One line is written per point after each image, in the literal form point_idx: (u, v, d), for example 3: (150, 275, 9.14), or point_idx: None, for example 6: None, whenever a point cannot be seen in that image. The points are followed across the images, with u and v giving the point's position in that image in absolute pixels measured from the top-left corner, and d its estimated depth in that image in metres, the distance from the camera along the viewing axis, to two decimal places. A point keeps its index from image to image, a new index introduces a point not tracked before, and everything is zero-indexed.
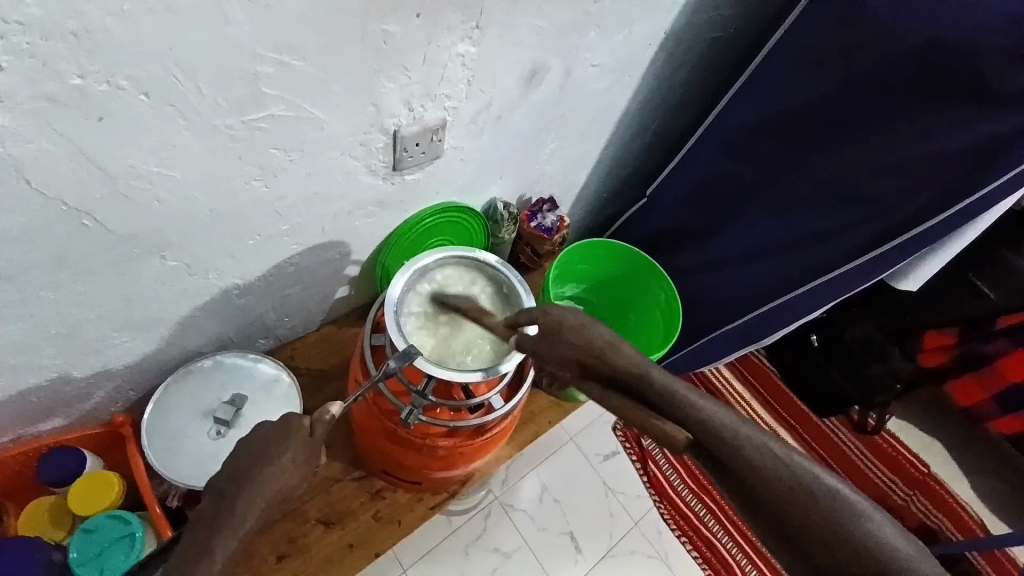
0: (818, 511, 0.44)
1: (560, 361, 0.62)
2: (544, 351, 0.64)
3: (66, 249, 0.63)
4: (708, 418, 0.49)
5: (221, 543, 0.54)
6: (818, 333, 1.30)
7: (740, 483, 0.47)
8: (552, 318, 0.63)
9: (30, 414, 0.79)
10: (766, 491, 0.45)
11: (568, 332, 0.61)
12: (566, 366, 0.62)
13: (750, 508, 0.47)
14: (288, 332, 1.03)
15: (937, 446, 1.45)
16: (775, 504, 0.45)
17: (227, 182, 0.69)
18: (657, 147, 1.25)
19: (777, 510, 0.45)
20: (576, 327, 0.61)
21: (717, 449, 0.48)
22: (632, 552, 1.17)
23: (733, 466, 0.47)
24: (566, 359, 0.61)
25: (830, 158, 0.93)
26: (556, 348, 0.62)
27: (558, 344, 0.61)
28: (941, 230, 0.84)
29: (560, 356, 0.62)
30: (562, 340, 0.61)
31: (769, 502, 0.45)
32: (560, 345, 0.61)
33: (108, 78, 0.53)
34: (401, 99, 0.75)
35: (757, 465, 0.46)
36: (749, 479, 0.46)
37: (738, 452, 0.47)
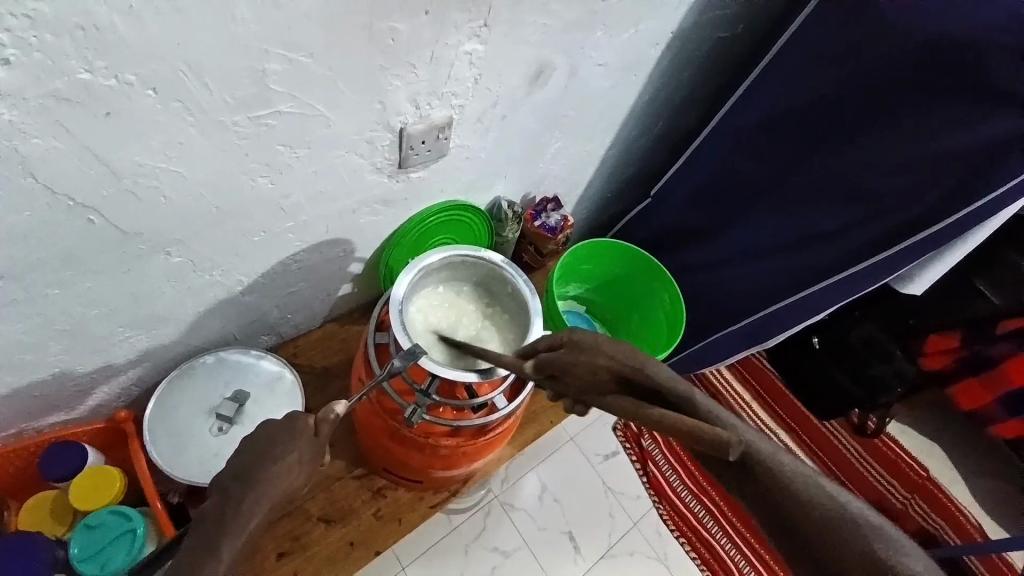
0: (846, 526, 0.40)
1: (587, 376, 0.58)
2: (572, 364, 0.60)
3: (72, 246, 0.63)
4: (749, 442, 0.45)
5: (227, 545, 0.53)
6: (820, 335, 1.30)
7: (784, 509, 0.43)
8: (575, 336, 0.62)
9: (33, 410, 0.79)
10: (811, 517, 0.41)
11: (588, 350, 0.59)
12: (597, 382, 0.57)
13: (782, 526, 0.43)
14: (291, 329, 1.02)
15: (938, 449, 1.45)
16: (800, 516, 0.42)
17: (233, 179, 0.69)
18: (661, 147, 1.25)
19: (811, 536, 0.41)
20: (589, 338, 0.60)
21: (760, 472, 0.44)
22: (633, 553, 1.17)
23: (774, 486, 0.43)
24: (593, 372, 0.57)
25: (836, 161, 0.93)
26: (584, 359, 0.58)
27: (581, 355, 0.59)
28: (947, 235, 0.84)
29: (587, 369, 0.58)
30: (590, 350, 0.58)
31: (813, 529, 0.41)
32: (587, 356, 0.59)
33: (116, 74, 0.52)
34: (408, 97, 0.75)
35: (805, 493, 0.42)
36: (793, 504, 0.42)
37: (769, 465, 0.44)
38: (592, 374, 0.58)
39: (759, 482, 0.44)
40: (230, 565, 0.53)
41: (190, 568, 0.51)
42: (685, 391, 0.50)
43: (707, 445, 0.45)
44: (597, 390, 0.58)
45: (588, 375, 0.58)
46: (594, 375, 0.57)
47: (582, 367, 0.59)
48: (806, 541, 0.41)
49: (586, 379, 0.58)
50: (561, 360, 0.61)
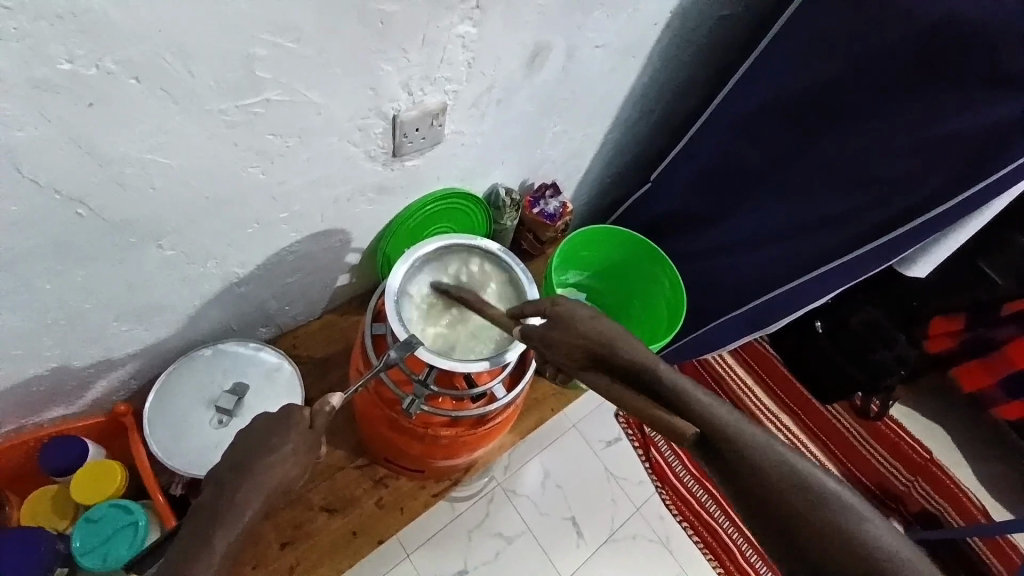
0: (815, 511, 0.44)
1: (564, 353, 0.64)
2: (549, 340, 0.65)
3: (63, 239, 0.62)
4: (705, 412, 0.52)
5: (220, 537, 0.54)
6: (822, 319, 1.29)
7: (740, 479, 0.48)
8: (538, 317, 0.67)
9: (32, 403, 0.79)
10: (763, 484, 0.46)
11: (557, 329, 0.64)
12: (574, 358, 0.63)
13: (746, 506, 0.47)
14: (289, 320, 1.02)
15: (941, 432, 1.44)
16: (765, 497, 0.46)
17: (223, 169, 0.68)
18: (662, 131, 1.23)
19: (782, 519, 0.45)
20: (562, 319, 0.64)
21: (715, 444, 0.50)
22: (635, 537, 1.18)
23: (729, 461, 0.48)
24: (570, 351, 0.63)
25: (838, 143, 0.91)
26: (562, 340, 0.64)
27: (562, 335, 0.64)
28: (953, 216, 0.82)
29: (563, 348, 0.64)
30: (568, 329, 0.63)
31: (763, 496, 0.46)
32: (565, 336, 0.64)
33: (97, 62, 0.51)
34: (401, 82, 0.74)
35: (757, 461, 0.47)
36: (750, 478, 0.47)
37: (741, 449, 0.48)
38: (570, 352, 0.63)
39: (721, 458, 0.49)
40: (223, 558, 0.54)
41: (184, 561, 0.52)
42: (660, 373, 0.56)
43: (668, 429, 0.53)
44: (576, 366, 0.63)
45: (565, 354, 0.64)
46: (572, 353, 0.63)
47: (563, 347, 0.64)
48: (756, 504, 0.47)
49: (563, 356, 0.64)
50: (540, 334, 0.66)
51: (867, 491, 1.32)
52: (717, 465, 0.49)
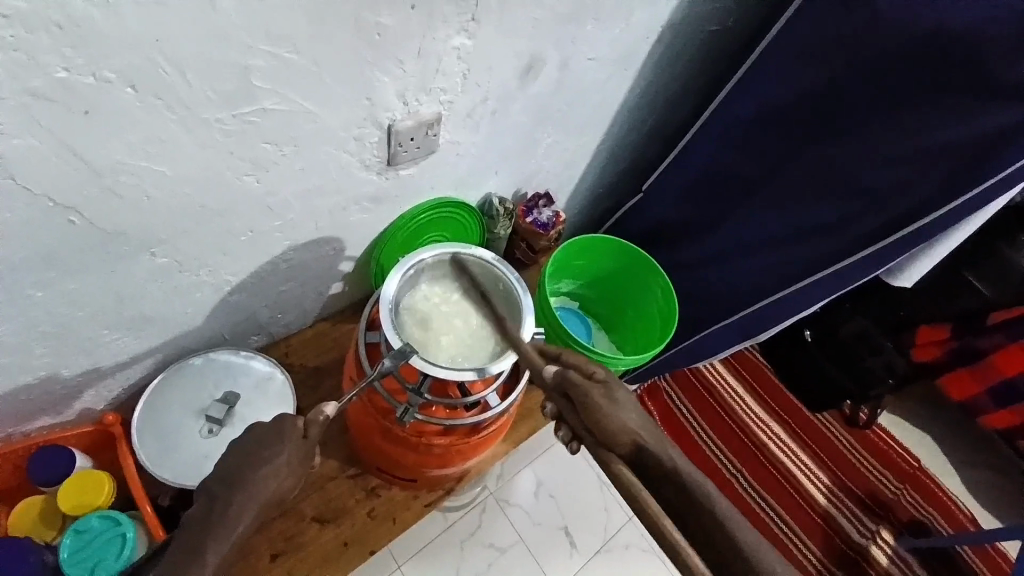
0: None
1: (603, 431, 0.60)
2: (594, 412, 0.61)
3: (54, 247, 0.62)
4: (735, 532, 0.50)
5: (212, 550, 0.53)
6: (811, 328, 1.31)
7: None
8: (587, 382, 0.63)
9: (19, 414, 0.78)
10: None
11: (604, 406, 0.62)
12: (610, 439, 0.60)
13: None
14: (282, 329, 1.02)
15: (929, 440, 1.46)
16: None
17: (218, 177, 0.68)
18: (653, 142, 1.24)
19: None
20: (613, 398, 0.62)
21: (738, 568, 0.49)
22: (628, 546, 1.17)
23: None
24: (611, 430, 0.60)
25: (827, 154, 0.93)
26: (609, 417, 0.61)
27: (610, 415, 0.61)
28: (938, 227, 0.84)
29: (602, 427, 0.61)
30: (618, 414, 0.61)
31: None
32: (613, 416, 0.61)
33: (94, 71, 0.51)
34: (397, 92, 0.74)
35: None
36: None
37: None
38: (609, 432, 0.60)
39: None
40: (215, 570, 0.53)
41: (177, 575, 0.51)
42: (698, 483, 0.53)
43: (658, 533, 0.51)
44: (609, 447, 0.60)
45: (604, 431, 0.60)
46: (613, 436, 0.60)
47: (605, 425, 0.61)
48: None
49: (602, 432, 0.60)
50: (586, 396, 0.62)
51: (858, 499, 1.33)
52: None
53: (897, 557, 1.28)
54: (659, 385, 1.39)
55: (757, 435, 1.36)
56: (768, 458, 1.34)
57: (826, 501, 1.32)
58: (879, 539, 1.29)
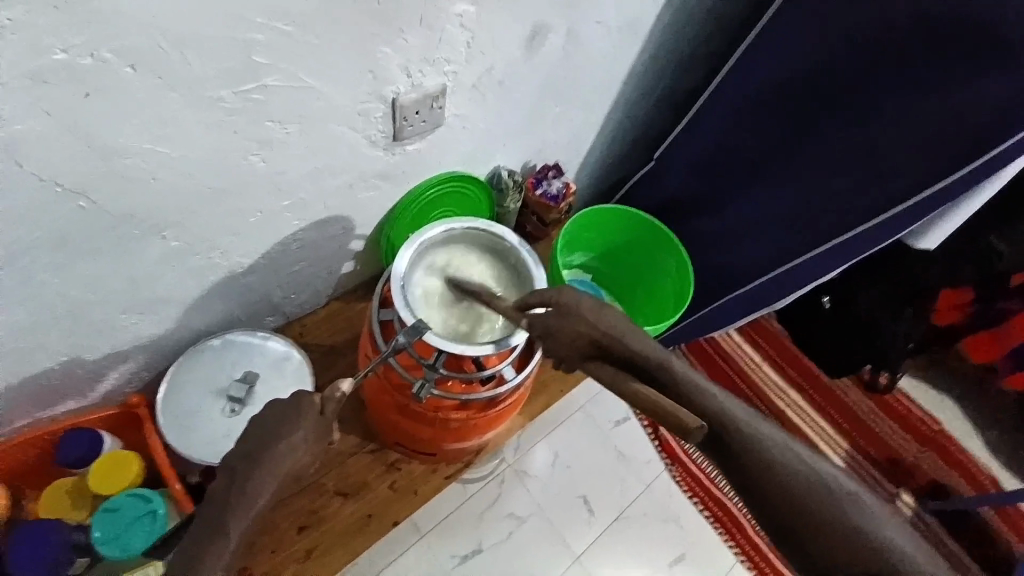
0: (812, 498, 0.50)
1: (572, 340, 0.66)
2: (557, 330, 0.67)
3: (68, 233, 0.62)
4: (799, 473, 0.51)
5: (235, 520, 0.55)
6: (829, 294, 1.28)
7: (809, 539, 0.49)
8: (576, 299, 0.67)
9: (46, 398, 0.80)
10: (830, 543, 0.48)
11: (589, 311, 0.65)
12: (581, 343, 0.66)
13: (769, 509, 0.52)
14: (296, 309, 1.02)
15: (951, 405, 1.44)
16: (776, 498, 0.51)
17: (222, 157, 0.67)
18: (665, 107, 1.21)
19: (785, 501, 0.50)
20: (603, 310, 0.66)
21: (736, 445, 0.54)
22: (644, 515, 1.19)
23: (827, 537, 0.48)
24: (577, 336, 0.66)
25: (847, 113, 0.89)
26: (569, 327, 0.66)
27: (566, 323, 0.66)
28: (964, 186, 0.80)
29: (579, 335, 0.66)
30: (575, 323, 0.66)
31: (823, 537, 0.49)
32: (572, 325, 0.66)
33: (92, 51, 0.50)
34: (399, 64, 0.72)
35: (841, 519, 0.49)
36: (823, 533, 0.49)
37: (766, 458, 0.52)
38: (578, 341, 0.66)
39: (799, 521, 0.50)
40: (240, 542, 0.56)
41: None
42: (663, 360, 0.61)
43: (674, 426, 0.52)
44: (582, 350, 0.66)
45: (571, 338, 0.66)
46: (579, 341, 0.66)
47: (567, 334, 0.66)
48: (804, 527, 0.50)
49: (571, 342, 0.66)
50: (548, 326, 0.68)
51: (876, 464, 1.33)
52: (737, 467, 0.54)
53: (916, 517, 1.29)
54: None
55: (773, 402, 1.37)
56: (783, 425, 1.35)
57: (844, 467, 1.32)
58: (899, 502, 1.30)
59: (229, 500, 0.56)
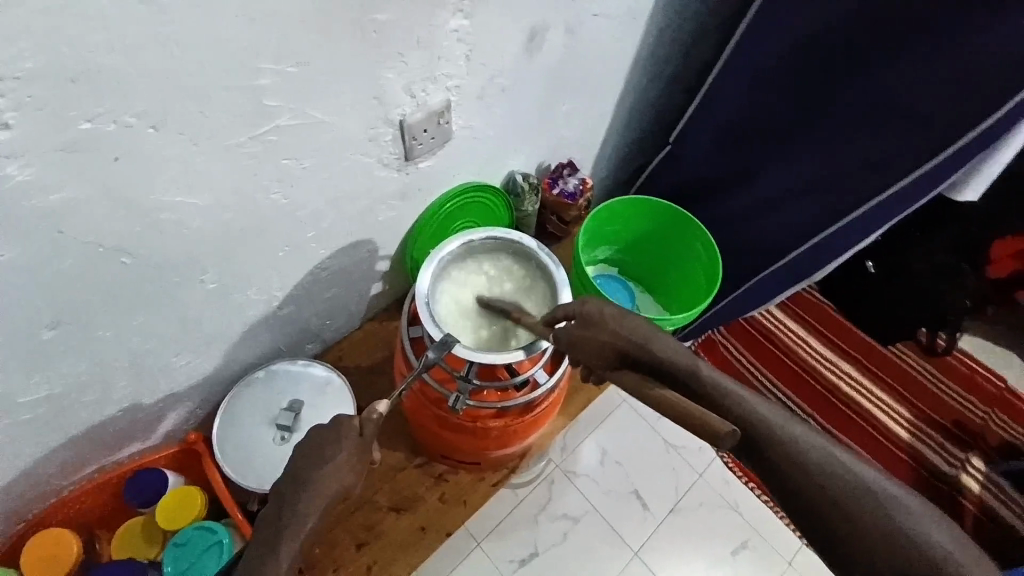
0: (841, 500, 0.50)
1: (596, 351, 0.68)
2: (579, 343, 0.69)
3: (115, 287, 0.66)
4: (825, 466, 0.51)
5: (285, 545, 0.57)
6: (874, 259, 1.26)
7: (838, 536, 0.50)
8: (599, 308, 0.68)
9: (113, 443, 0.85)
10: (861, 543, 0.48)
11: (611, 320, 0.67)
12: (604, 353, 0.67)
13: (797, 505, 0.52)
14: (332, 334, 1.06)
15: (1019, 360, 1.35)
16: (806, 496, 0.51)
17: (246, 199, 0.70)
18: (674, 89, 1.19)
19: (812, 497, 0.51)
20: (626, 317, 0.67)
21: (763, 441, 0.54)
22: (701, 505, 1.17)
23: (858, 530, 0.48)
24: (600, 346, 0.67)
25: (865, 72, 0.86)
26: (591, 338, 0.67)
27: (588, 334, 0.68)
28: (1002, 131, 0.76)
29: (603, 344, 0.67)
30: (598, 332, 0.67)
31: (854, 537, 0.49)
32: (593, 336, 0.67)
33: (116, 118, 0.54)
34: (403, 86, 0.74)
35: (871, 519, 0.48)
36: (852, 533, 0.49)
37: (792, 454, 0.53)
38: (601, 351, 0.67)
39: (826, 518, 0.50)
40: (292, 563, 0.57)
41: None
42: (690, 363, 0.62)
43: (704, 430, 0.55)
44: (607, 361, 0.67)
45: (595, 350, 0.68)
46: (602, 351, 0.67)
47: (589, 346, 0.68)
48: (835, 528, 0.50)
49: (595, 354, 0.68)
50: (570, 339, 0.69)
51: (942, 430, 1.27)
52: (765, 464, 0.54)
53: (991, 482, 1.22)
54: (714, 340, 1.35)
55: (824, 376, 1.31)
56: (839, 398, 1.30)
57: (908, 436, 1.26)
58: (970, 467, 1.23)
59: (280, 519, 0.59)
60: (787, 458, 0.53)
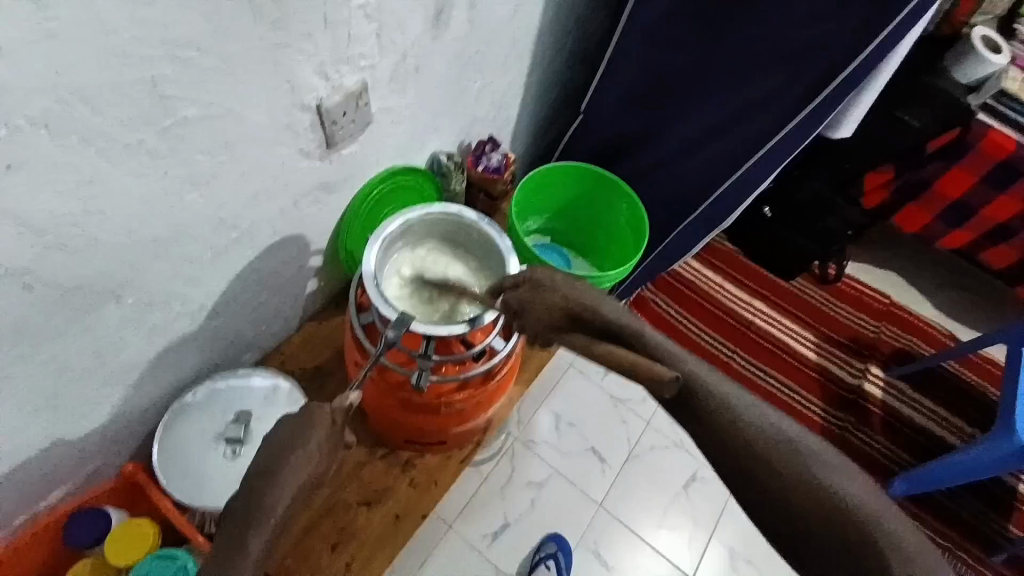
0: (767, 453, 0.53)
1: (545, 315, 0.68)
2: (530, 307, 0.69)
3: (21, 316, 0.59)
4: (765, 430, 0.54)
5: (253, 537, 0.54)
6: (769, 205, 1.41)
7: (760, 486, 0.53)
8: (549, 275, 0.69)
9: (35, 491, 0.77)
10: (782, 492, 0.52)
11: (561, 284, 0.67)
12: (553, 316, 0.68)
13: (724, 456, 0.55)
14: (270, 340, 1.01)
15: (894, 276, 1.57)
16: (734, 449, 0.54)
17: (162, 203, 0.65)
18: (578, 58, 1.23)
19: (740, 451, 0.54)
20: (574, 282, 0.68)
21: (698, 396, 0.56)
22: (653, 448, 1.25)
23: (788, 484, 0.52)
24: (548, 309, 0.68)
25: (748, 27, 0.94)
26: (539, 303, 0.68)
27: (537, 298, 0.68)
28: (865, 71, 0.86)
29: (553, 307, 0.68)
30: (547, 297, 0.68)
31: (775, 487, 0.52)
32: (543, 299, 0.68)
33: (2, 122, 0.48)
34: (314, 69, 0.71)
35: (795, 472, 0.52)
36: (774, 484, 0.52)
37: (723, 408, 0.55)
38: (550, 315, 0.68)
39: (750, 471, 0.53)
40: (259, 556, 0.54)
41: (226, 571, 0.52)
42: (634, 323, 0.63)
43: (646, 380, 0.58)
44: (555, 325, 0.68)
45: (544, 314, 0.68)
46: (551, 316, 0.68)
47: (539, 310, 0.69)
48: (756, 480, 0.53)
49: (545, 318, 0.68)
50: (523, 303, 0.70)
51: (844, 346, 1.44)
52: (694, 413, 0.56)
53: (888, 386, 1.40)
54: (643, 297, 1.44)
55: (741, 314, 1.44)
56: (756, 333, 1.43)
57: (817, 357, 1.42)
58: (870, 376, 1.41)
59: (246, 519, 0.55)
60: (718, 411, 0.55)
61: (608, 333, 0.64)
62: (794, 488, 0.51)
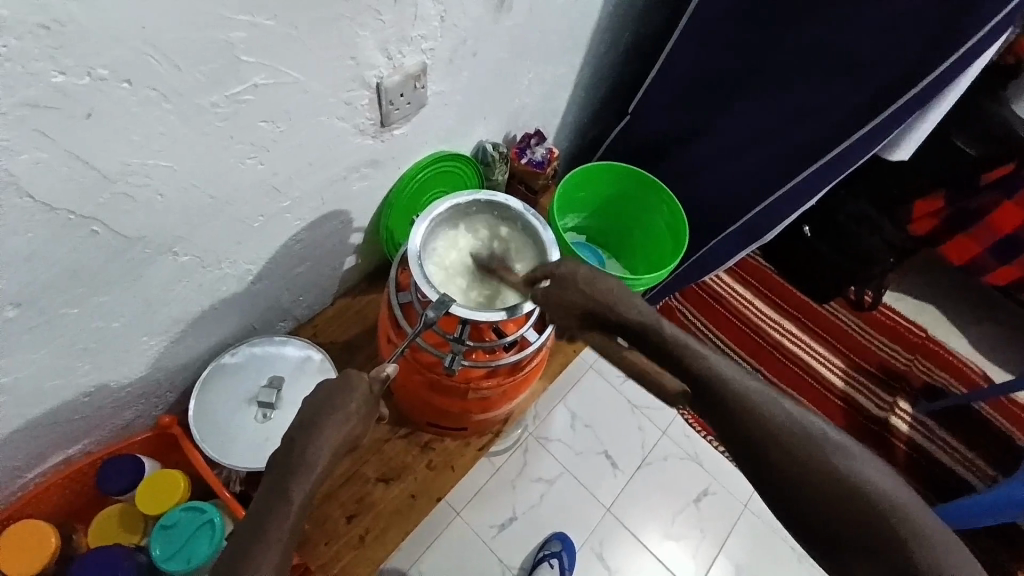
0: (798, 447, 0.51)
1: (566, 308, 0.68)
2: (550, 302, 0.69)
3: (81, 261, 0.61)
4: (786, 423, 0.53)
5: (295, 486, 0.55)
6: (810, 224, 1.38)
7: (789, 481, 0.51)
8: (572, 269, 0.67)
9: (77, 431, 0.80)
10: (812, 488, 0.50)
11: (582, 280, 0.66)
12: (573, 311, 0.67)
13: (750, 454, 0.53)
14: (305, 311, 1.03)
15: (932, 309, 1.52)
16: (759, 444, 0.53)
17: (222, 164, 0.67)
18: (631, 58, 1.22)
19: (768, 445, 0.52)
20: (597, 279, 0.66)
21: (723, 394, 0.55)
22: (667, 458, 1.24)
23: (818, 477, 0.50)
24: (569, 304, 0.67)
25: (813, 37, 0.91)
26: (559, 298, 0.68)
27: (557, 292, 0.68)
28: (931, 92, 0.84)
29: (574, 302, 0.67)
30: (567, 291, 0.67)
31: (807, 483, 0.50)
32: (563, 294, 0.68)
33: (87, 70, 0.50)
34: (377, 46, 0.72)
35: (828, 466, 0.50)
36: (804, 479, 0.50)
37: (748, 402, 0.54)
38: (570, 310, 0.68)
39: (777, 466, 0.51)
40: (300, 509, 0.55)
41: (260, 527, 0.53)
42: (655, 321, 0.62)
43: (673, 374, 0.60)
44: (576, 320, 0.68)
45: (564, 309, 0.68)
46: (571, 310, 0.67)
47: (559, 304, 0.68)
48: (782, 478, 0.51)
49: (565, 312, 0.68)
50: (543, 298, 0.70)
51: (874, 375, 1.40)
52: (718, 412, 0.56)
53: (916, 422, 1.36)
54: (671, 305, 1.43)
55: (771, 333, 1.42)
56: (784, 353, 1.40)
57: (845, 383, 1.39)
58: (898, 410, 1.37)
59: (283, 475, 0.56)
60: (744, 407, 0.54)
61: (629, 330, 0.63)
62: (826, 481, 0.50)
